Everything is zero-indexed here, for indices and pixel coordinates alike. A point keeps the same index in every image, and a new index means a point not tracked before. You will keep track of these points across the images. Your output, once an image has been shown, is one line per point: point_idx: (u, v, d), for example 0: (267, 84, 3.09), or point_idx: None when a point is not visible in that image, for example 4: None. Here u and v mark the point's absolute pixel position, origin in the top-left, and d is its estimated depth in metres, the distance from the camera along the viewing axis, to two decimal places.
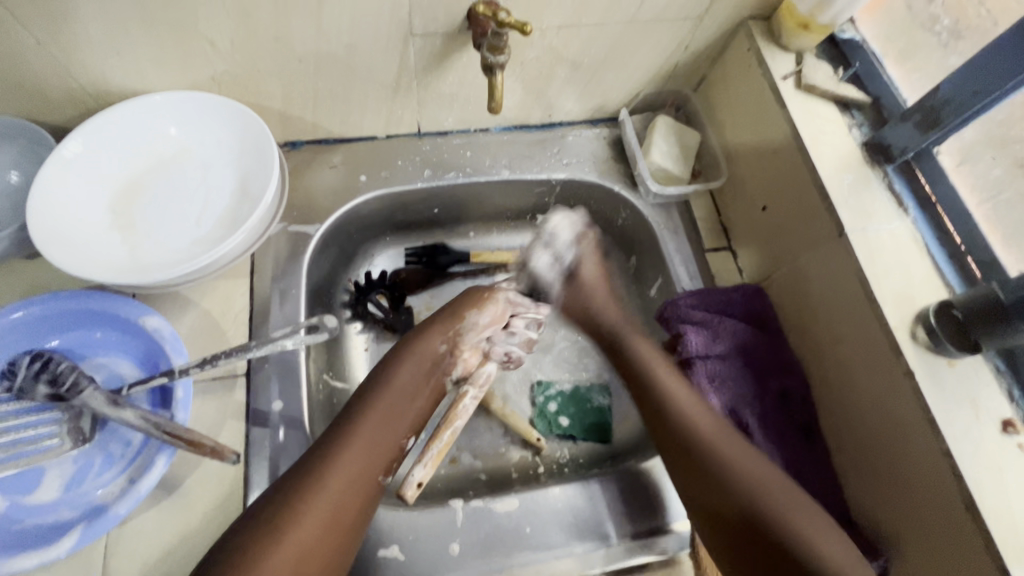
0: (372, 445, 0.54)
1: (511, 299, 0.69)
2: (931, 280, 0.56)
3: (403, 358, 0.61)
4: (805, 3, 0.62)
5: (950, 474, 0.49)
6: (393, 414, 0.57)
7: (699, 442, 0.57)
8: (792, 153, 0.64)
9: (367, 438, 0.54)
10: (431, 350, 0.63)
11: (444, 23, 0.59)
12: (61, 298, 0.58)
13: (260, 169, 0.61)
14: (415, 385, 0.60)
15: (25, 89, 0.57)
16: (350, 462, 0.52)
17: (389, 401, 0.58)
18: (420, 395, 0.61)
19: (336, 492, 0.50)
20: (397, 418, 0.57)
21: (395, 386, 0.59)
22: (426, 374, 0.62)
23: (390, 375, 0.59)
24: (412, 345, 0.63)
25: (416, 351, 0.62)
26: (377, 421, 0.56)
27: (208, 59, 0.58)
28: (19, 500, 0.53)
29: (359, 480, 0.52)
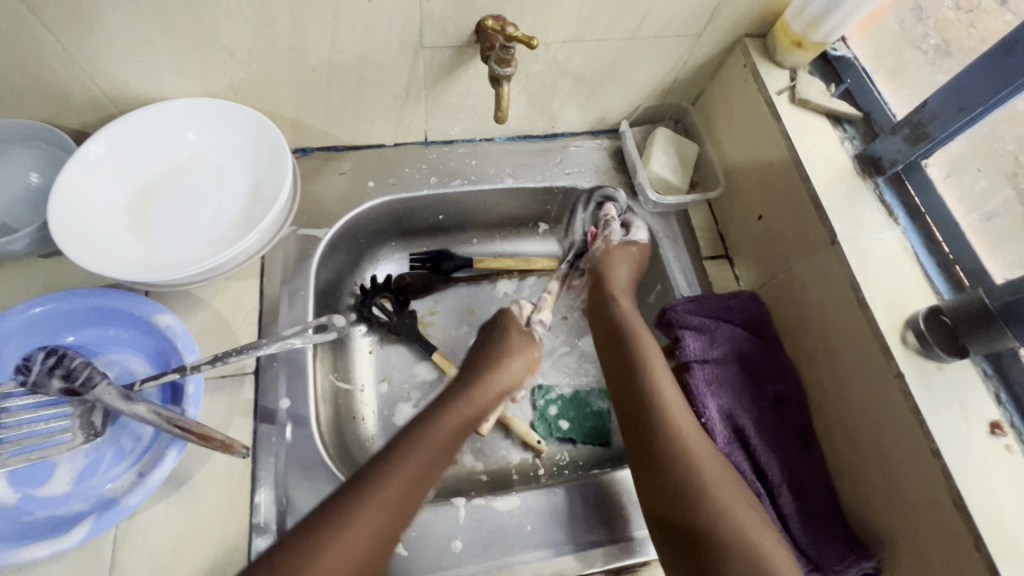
0: (413, 474, 0.56)
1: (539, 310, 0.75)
2: (920, 287, 0.58)
3: (446, 415, 0.63)
4: (799, 22, 0.65)
5: (939, 474, 0.50)
6: (430, 465, 0.58)
7: (676, 466, 0.57)
8: (787, 164, 0.66)
9: (401, 486, 0.55)
10: (490, 384, 0.67)
11: (454, 36, 0.62)
12: (76, 296, 0.59)
13: (273, 174, 0.63)
14: (455, 436, 0.62)
15: (49, 94, 0.59)
16: (379, 510, 0.53)
17: (429, 453, 0.58)
18: (464, 425, 0.64)
19: (364, 540, 0.51)
20: (433, 470, 0.58)
21: (434, 434, 0.60)
22: (464, 424, 0.64)
23: (433, 428, 0.61)
24: (471, 379, 0.67)
25: (462, 407, 0.64)
26: (412, 471, 0.56)
27: (226, 68, 0.61)
28: (29, 493, 0.54)
29: (384, 534, 0.52)
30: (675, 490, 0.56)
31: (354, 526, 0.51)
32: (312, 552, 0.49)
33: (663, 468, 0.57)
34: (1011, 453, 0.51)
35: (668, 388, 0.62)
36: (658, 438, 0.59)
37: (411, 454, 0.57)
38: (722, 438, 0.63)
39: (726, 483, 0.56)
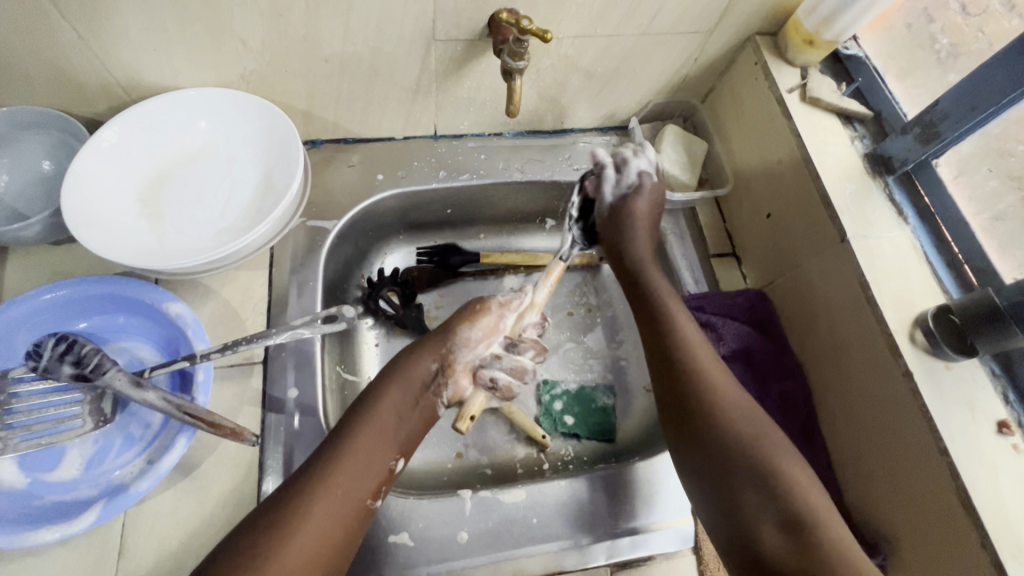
0: (355, 472, 0.53)
1: (500, 305, 0.70)
2: (929, 286, 0.58)
3: (391, 383, 0.61)
4: (811, 20, 0.65)
5: (947, 473, 0.50)
6: (382, 435, 0.57)
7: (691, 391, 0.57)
8: (796, 162, 0.66)
9: (358, 463, 0.54)
10: (423, 370, 0.63)
11: (466, 29, 0.62)
12: (86, 283, 0.59)
13: (284, 164, 0.63)
14: (407, 407, 0.61)
15: (63, 82, 0.59)
16: (343, 483, 0.52)
17: (378, 426, 0.57)
18: (409, 415, 0.61)
19: (334, 509, 0.51)
20: (386, 441, 0.57)
21: (384, 407, 0.59)
22: (417, 397, 0.62)
23: (378, 402, 0.59)
24: (404, 366, 0.63)
25: (406, 373, 0.62)
26: (367, 445, 0.55)
27: (240, 58, 0.61)
28: (39, 478, 0.55)
29: (352, 505, 0.52)
30: (690, 409, 0.56)
31: (321, 500, 0.50)
32: (283, 530, 0.48)
33: (681, 381, 0.58)
34: (1019, 452, 0.51)
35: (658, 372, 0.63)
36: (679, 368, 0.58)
37: (362, 431, 0.56)
38: None
39: (747, 406, 0.55)
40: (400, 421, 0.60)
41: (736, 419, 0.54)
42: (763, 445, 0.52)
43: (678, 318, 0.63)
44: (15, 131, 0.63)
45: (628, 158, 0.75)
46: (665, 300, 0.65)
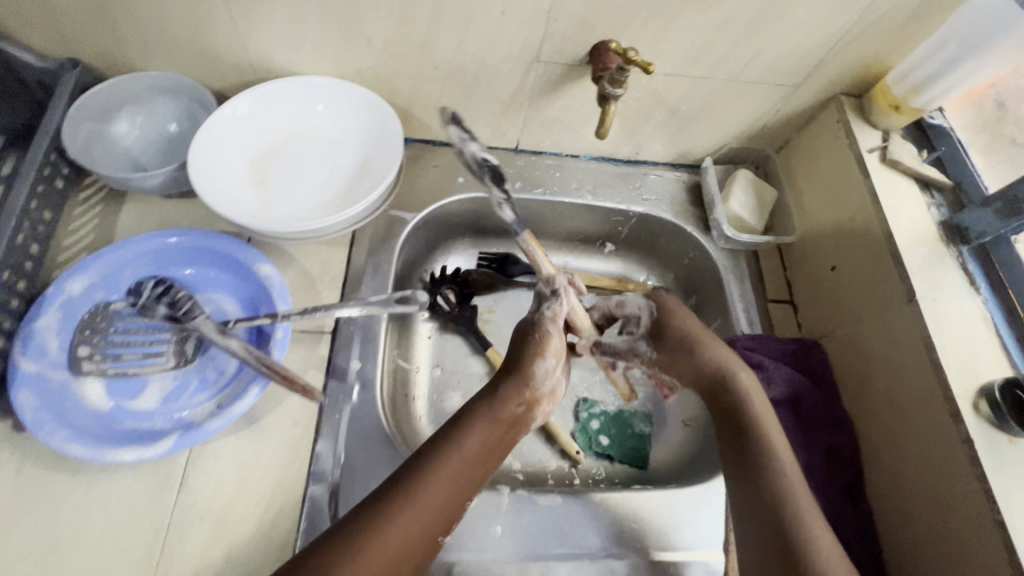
0: (427, 514, 0.47)
1: (552, 320, 0.63)
2: (998, 359, 0.58)
3: (476, 418, 0.54)
4: (900, 86, 0.67)
5: (1001, 547, 0.49)
6: (462, 476, 0.50)
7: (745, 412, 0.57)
8: (870, 219, 0.67)
9: (432, 505, 0.48)
10: (509, 411, 0.56)
11: (569, 55, 0.67)
12: (191, 234, 0.65)
13: (384, 155, 0.69)
14: (487, 447, 0.53)
15: (207, 55, 0.67)
16: (413, 525, 0.46)
17: (460, 467, 0.50)
18: (493, 454, 0.53)
19: (393, 549, 0.45)
20: (466, 484, 0.50)
21: (472, 445, 0.52)
22: (501, 437, 0.54)
23: (461, 436, 0.52)
24: (490, 401, 0.56)
25: (489, 410, 0.55)
26: (444, 484, 0.49)
27: (361, 54, 0.67)
28: (121, 404, 0.59)
29: (415, 543, 0.46)
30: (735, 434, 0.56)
31: (377, 550, 0.44)
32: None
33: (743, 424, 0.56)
34: None
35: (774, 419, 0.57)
36: (721, 394, 0.60)
37: (445, 465, 0.50)
38: None
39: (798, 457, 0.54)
40: (478, 470, 0.51)
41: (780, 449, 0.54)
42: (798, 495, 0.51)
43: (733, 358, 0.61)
44: (153, 94, 0.71)
45: (621, 300, 0.71)
46: (688, 326, 0.64)
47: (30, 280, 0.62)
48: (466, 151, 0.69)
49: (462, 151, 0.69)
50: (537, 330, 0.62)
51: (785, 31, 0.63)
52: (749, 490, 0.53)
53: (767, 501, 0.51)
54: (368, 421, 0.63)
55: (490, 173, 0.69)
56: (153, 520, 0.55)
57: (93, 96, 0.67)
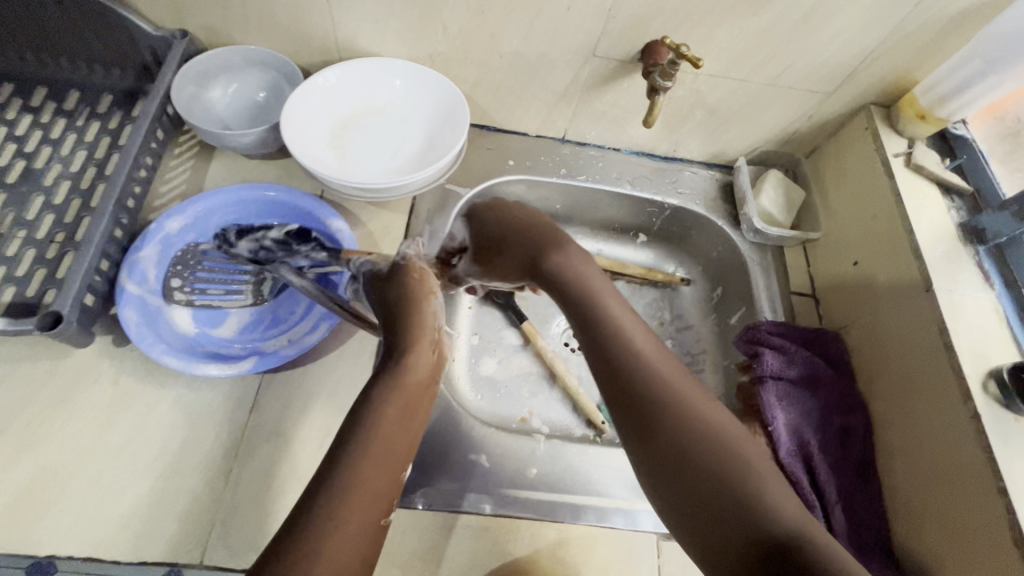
0: (367, 495, 0.45)
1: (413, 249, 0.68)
2: (1008, 347, 0.62)
3: (381, 389, 0.51)
4: (926, 98, 0.73)
5: (1003, 512, 0.53)
6: (391, 451, 0.48)
7: (638, 378, 0.51)
8: (892, 217, 0.73)
9: (367, 489, 0.45)
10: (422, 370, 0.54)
11: (623, 51, 0.74)
12: (277, 188, 0.72)
13: (449, 130, 0.76)
14: (404, 415, 0.50)
15: (300, 34, 0.75)
16: (356, 512, 0.43)
17: (383, 443, 0.48)
18: (415, 418, 0.51)
19: (349, 543, 0.42)
20: (397, 456, 0.48)
21: (386, 416, 0.49)
22: (416, 402, 0.52)
23: (376, 408, 0.49)
24: (392, 373, 0.52)
25: (394, 377, 0.52)
26: (375, 460, 0.46)
27: (436, 41, 0.75)
28: (205, 330, 0.66)
29: (366, 528, 0.43)
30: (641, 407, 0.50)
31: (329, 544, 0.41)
32: None
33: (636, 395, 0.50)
34: None
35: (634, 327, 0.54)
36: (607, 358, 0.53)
37: (369, 442, 0.47)
38: (786, 449, 0.68)
39: (717, 419, 0.49)
40: (405, 430, 0.50)
41: (688, 417, 0.48)
42: (747, 465, 0.46)
43: (607, 303, 0.56)
44: (247, 66, 0.80)
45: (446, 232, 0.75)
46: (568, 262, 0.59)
47: (132, 218, 0.70)
48: (280, 232, 0.72)
49: (259, 247, 0.70)
50: (409, 268, 0.62)
51: (822, 40, 0.70)
52: (676, 490, 0.46)
53: (703, 485, 0.45)
54: None
55: (278, 243, 0.71)
56: (228, 433, 0.61)
57: (196, 63, 0.76)
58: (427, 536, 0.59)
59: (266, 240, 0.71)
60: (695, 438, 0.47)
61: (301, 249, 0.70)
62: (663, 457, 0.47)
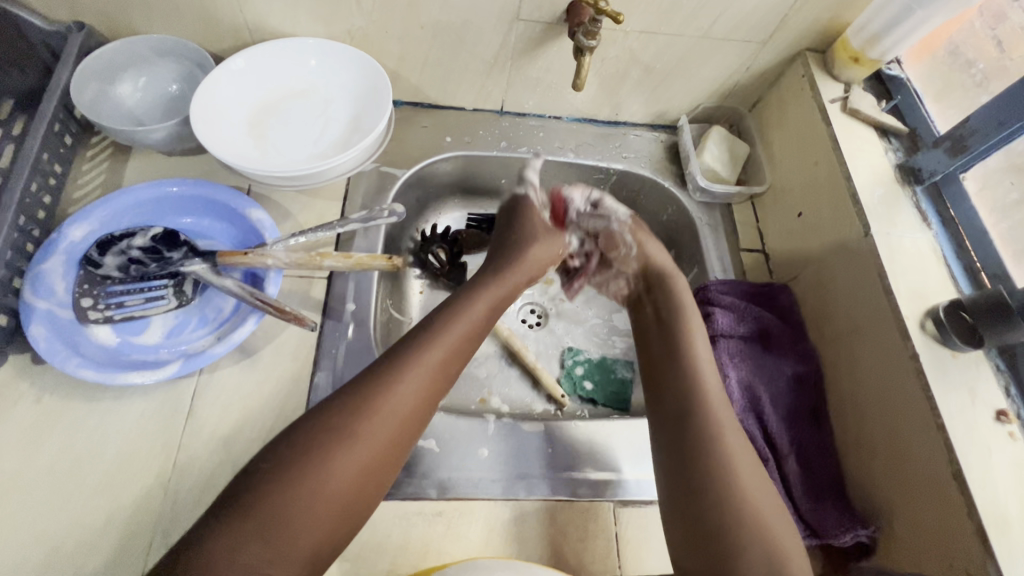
0: (424, 384, 0.54)
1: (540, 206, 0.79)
2: (945, 284, 0.62)
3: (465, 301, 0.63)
4: (858, 39, 0.72)
5: (942, 448, 0.54)
6: (451, 352, 0.58)
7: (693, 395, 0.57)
8: (831, 163, 0.72)
9: (424, 375, 0.55)
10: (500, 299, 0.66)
11: (547, 12, 0.71)
12: (174, 183, 0.68)
13: (374, 108, 0.72)
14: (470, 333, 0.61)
15: (204, 17, 0.70)
16: (411, 387, 0.53)
17: (448, 341, 0.57)
18: (473, 333, 0.61)
19: (399, 417, 0.52)
20: (452, 362, 0.58)
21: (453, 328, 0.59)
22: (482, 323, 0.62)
23: (431, 341, 0.57)
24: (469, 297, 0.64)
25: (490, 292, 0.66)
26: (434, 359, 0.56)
27: (352, 15, 0.71)
28: (126, 339, 0.63)
29: (413, 409, 0.53)
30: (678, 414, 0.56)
31: (390, 400, 0.52)
32: (347, 433, 0.49)
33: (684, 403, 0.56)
34: (1014, 440, 0.54)
35: (714, 386, 0.58)
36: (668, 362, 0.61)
37: (439, 336, 0.58)
38: (740, 406, 0.67)
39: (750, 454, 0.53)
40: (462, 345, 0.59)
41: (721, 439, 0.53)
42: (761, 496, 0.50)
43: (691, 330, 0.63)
44: (154, 56, 0.75)
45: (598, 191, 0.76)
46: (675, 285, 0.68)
47: (43, 229, 0.66)
48: (147, 238, 0.66)
49: (127, 259, 0.65)
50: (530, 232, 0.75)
51: None
52: (684, 490, 0.52)
53: (711, 499, 0.50)
54: (361, 355, 0.67)
55: (148, 252, 0.66)
56: (163, 442, 0.59)
57: (97, 58, 0.71)
58: (378, 528, 0.58)
59: (133, 251, 0.65)
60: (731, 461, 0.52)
61: (174, 256, 0.66)
62: (685, 454, 0.53)
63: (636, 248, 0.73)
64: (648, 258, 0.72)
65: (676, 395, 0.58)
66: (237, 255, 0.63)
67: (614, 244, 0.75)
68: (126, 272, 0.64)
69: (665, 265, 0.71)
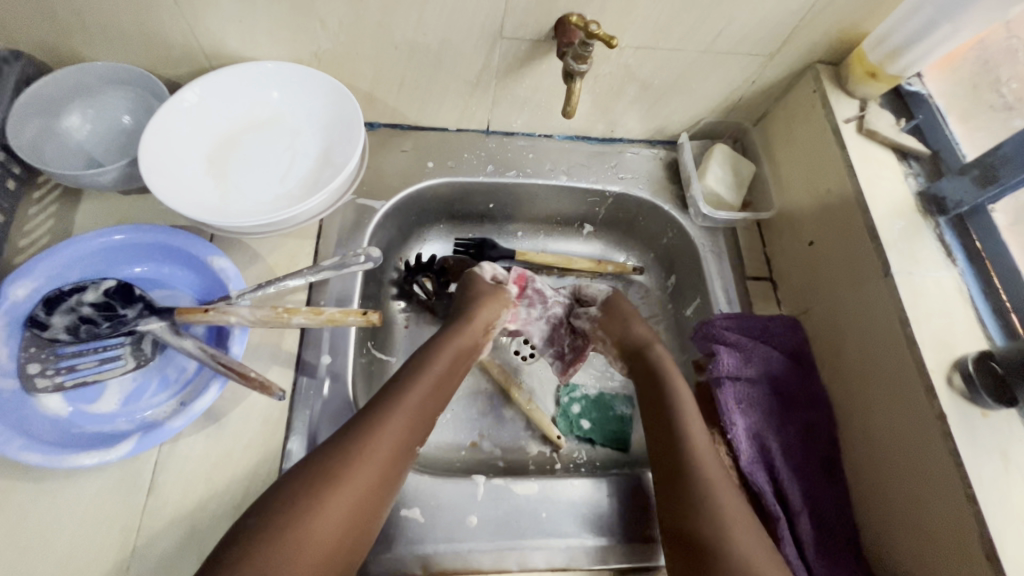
0: (405, 424, 0.57)
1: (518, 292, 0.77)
2: (973, 330, 0.57)
3: (436, 347, 0.65)
4: (876, 52, 0.65)
5: (972, 522, 0.49)
6: (429, 394, 0.61)
7: (681, 444, 0.59)
8: (846, 191, 0.66)
9: (404, 416, 0.57)
10: (464, 346, 0.67)
11: (533, 30, 0.64)
12: (120, 231, 0.62)
13: (345, 141, 0.66)
14: (447, 374, 0.64)
15: (153, 42, 0.64)
16: (392, 430, 0.56)
17: (426, 384, 0.61)
18: (448, 378, 0.64)
19: (383, 459, 0.54)
20: (432, 403, 0.61)
21: (430, 369, 0.62)
22: (455, 364, 0.65)
23: (406, 385, 0.60)
24: (445, 339, 0.66)
25: (451, 346, 0.66)
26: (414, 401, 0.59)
27: (317, 37, 0.64)
28: (80, 408, 0.57)
29: (395, 450, 0.55)
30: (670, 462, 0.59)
31: (375, 444, 0.54)
32: (331, 479, 0.51)
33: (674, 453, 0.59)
34: None
35: (714, 466, 0.58)
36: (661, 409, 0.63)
37: (417, 379, 0.61)
38: (747, 456, 0.63)
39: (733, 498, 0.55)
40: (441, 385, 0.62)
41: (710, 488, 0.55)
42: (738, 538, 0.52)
43: (672, 373, 0.66)
44: (103, 84, 0.68)
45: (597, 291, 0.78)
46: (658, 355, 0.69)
47: None
48: (99, 293, 0.60)
49: (76, 318, 0.59)
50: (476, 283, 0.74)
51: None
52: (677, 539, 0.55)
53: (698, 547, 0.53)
54: (338, 415, 0.62)
55: (100, 309, 0.60)
56: (122, 524, 0.54)
57: (38, 91, 0.64)
58: None
59: (84, 308, 0.59)
60: (716, 508, 0.54)
61: (128, 313, 0.60)
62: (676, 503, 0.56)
63: (615, 337, 0.73)
64: (629, 336, 0.72)
65: (667, 443, 0.60)
66: (195, 313, 0.58)
67: (591, 339, 0.76)
68: (75, 334, 0.58)
69: (642, 335, 0.72)
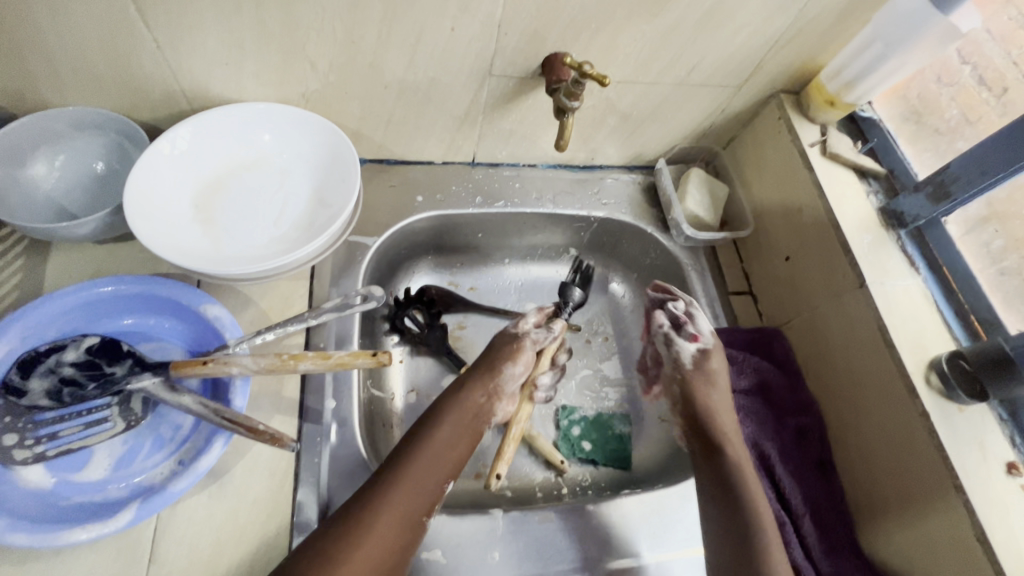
0: (414, 496, 0.55)
1: (535, 340, 0.71)
2: (940, 332, 0.63)
3: (444, 413, 0.63)
4: (834, 83, 0.72)
5: (963, 510, 0.53)
6: (439, 462, 0.58)
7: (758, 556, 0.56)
8: (816, 209, 0.71)
9: (413, 483, 0.56)
10: (473, 403, 0.65)
11: (522, 67, 0.66)
12: (103, 284, 0.58)
13: (339, 181, 0.66)
14: (456, 436, 0.62)
15: (131, 87, 0.61)
16: (403, 503, 0.54)
17: (434, 452, 0.59)
18: (460, 444, 0.62)
19: (388, 537, 0.52)
20: (441, 468, 0.59)
21: (441, 433, 0.61)
22: (468, 426, 0.63)
23: (414, 451, 0.58)
24: (453, 399, 0.65)
25: (454, 410, 0.64)
26: (422, 469, 0.57)
27: (306, 79, 0.63)
28: (65, 478, 0.53)
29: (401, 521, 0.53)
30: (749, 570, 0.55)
31: (384, 516, 0.53)
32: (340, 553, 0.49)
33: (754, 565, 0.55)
34: None
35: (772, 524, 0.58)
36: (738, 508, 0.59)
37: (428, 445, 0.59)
38: None
39: None
40: (451, 447, 0.61)
41: None
42: None
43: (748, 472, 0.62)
44: (72, 131, 0.65)
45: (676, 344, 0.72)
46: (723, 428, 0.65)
47: None
48: (81, 351, 0.57)
49: (57, 381, 0.55)
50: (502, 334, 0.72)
51: (728, 35, 0.66)
52: None
53: None
54: (346, 462, 0.60)
55: (83, 368, 0.56)
56: None
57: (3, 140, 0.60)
58: None
59: (64, 368, 0.55)
60: None
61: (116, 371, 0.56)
62: None
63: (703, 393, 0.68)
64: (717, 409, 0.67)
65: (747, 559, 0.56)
66: (194, 365, 0.55)
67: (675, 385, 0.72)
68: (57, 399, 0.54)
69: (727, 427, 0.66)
